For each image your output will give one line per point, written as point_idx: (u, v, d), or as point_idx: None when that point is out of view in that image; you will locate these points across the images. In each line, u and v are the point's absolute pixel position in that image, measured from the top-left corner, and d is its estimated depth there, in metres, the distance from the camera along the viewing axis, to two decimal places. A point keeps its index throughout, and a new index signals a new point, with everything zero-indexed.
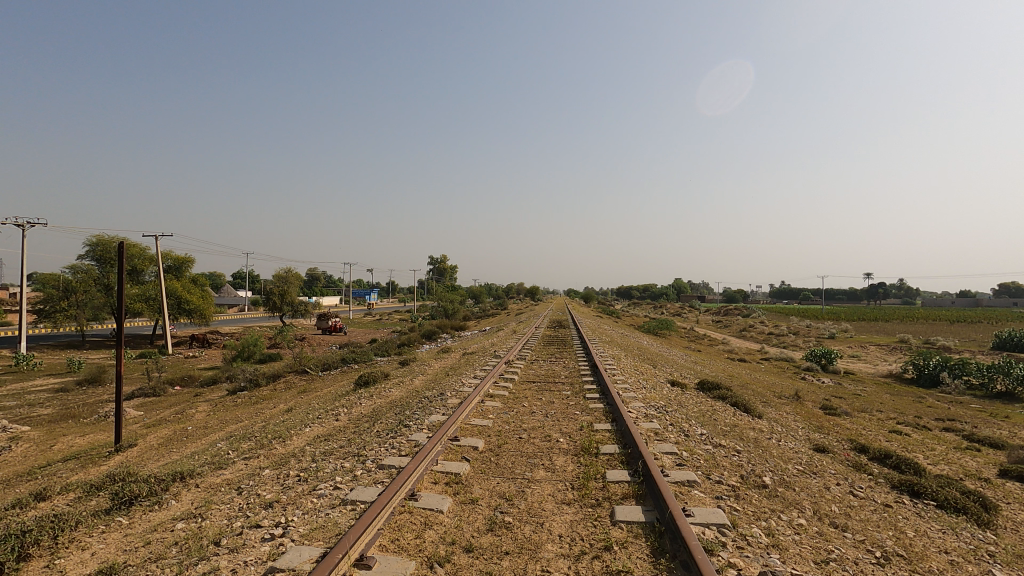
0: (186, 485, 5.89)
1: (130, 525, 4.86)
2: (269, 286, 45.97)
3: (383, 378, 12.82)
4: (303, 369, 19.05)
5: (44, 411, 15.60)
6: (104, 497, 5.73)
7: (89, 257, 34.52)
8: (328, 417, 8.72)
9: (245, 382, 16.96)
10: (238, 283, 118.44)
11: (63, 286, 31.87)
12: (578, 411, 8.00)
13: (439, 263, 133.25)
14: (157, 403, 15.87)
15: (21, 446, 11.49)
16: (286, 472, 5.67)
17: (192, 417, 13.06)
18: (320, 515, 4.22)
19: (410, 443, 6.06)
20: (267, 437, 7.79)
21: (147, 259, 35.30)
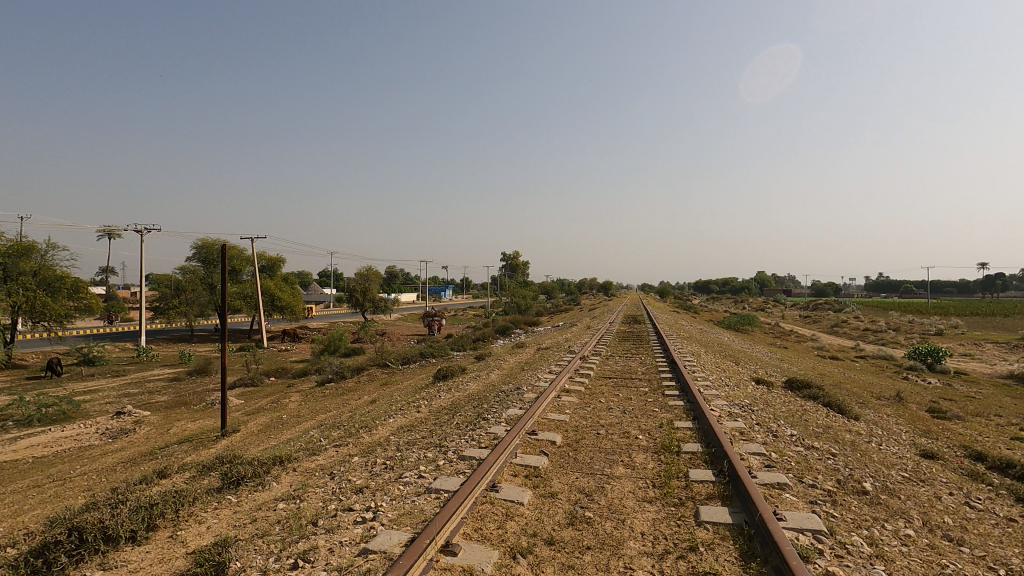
0: (284, 468, 6.34)
1: (238, 503, 5.30)
2: (352, 283, 48.37)
3: (461, 372, 13.17)
4: (384, 363, 19.92)
5: (161, 398, 17.30)
6: (214, 477, 6.30)
7: (194, 259, 37.74)
8: (410, 408, 9.08)
9: (333, 374, 18.03)
10: (323, 281, 125.81)
11: (175, 286, 35.25)
12: (657, 408, 7.80)
13: (509, 260, 135.04)
14: (256, 393, 17.21)
15: (143, 430, 12.85)
16: (373, 460, 5.95)
17: (286, 406, 14.07)
18: (407, 501, 4.40)
19: (489, 436, 6.17)
20: (355, 426, 8.20)
21: (245, 260, 38.20)
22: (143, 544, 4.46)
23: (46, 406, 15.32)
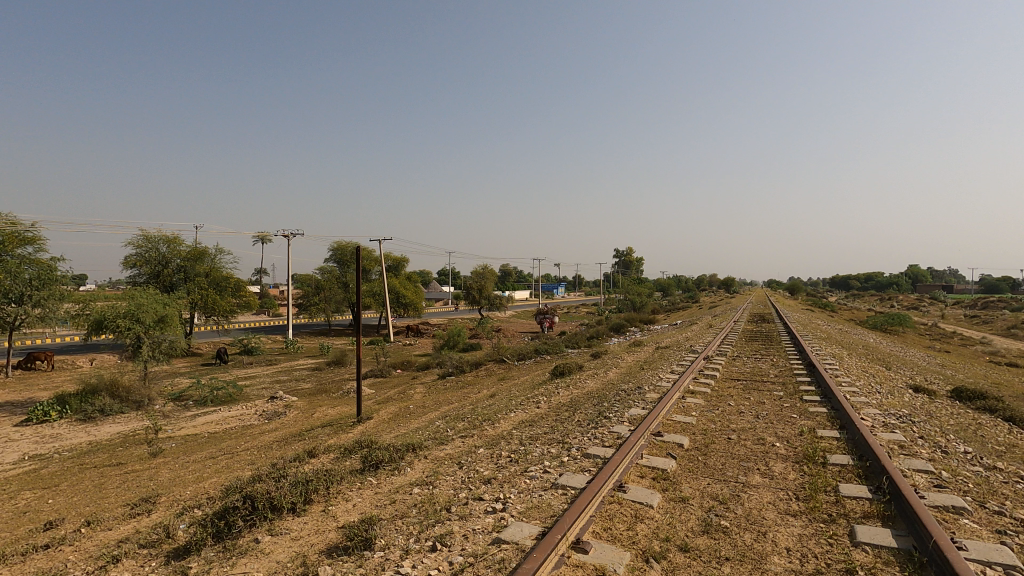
0: (416, 455, 6.75)
1: (379, 484, 5.73)
2: (469, 282, 50.33)
3: (578, 369, 13.14)
4: (501, 358, 20.47)
5: (306, 386, 19.29)
6: (356, 459, 6.88)
7: (331, 260, 41.50)
8: (530, 403, 9.23)
9: (453, 368, 18.90)
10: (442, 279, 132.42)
11: (315, 285, 39.12)
12: (796, 414, 7.16)
13: (623, 257, 132.40)
14: (385, 384, 18.56)
15: (292, 413, 14.40)
16: (498, 452, 6.11)
17: (413, 397, 14.99)
18: (534, 495, 4.47)
19: (612, 435, 6.07)
20: (478, 419, 8.51)
21: (374, 260, 41.32)
22: (301, 515, 5.03)
23: (217, 389, 17.76)
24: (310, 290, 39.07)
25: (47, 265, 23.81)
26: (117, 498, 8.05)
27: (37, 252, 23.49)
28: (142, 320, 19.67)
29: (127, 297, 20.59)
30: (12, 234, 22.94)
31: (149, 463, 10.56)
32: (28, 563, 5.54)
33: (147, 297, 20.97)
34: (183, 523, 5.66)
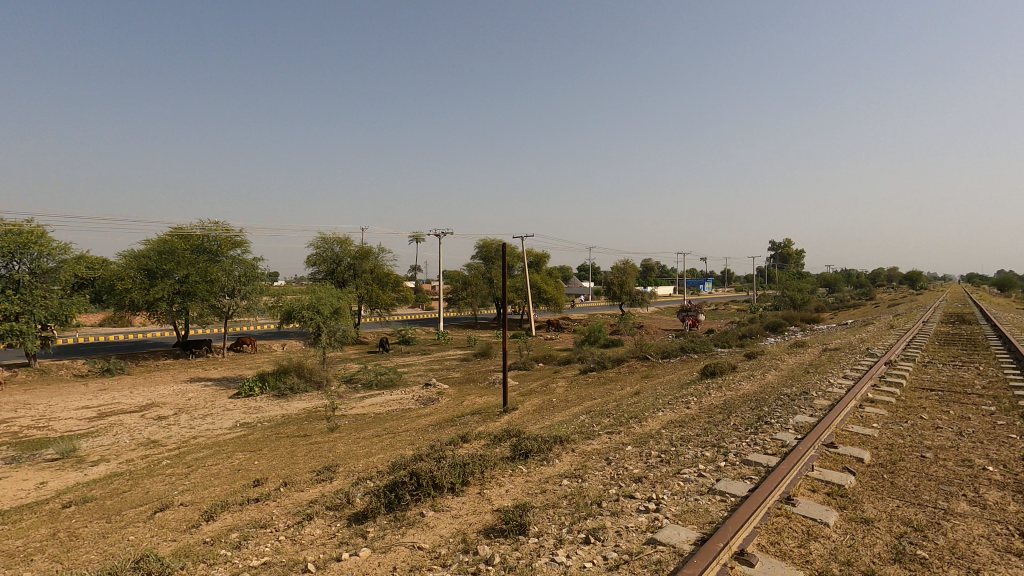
0: (564, 447, 6.88)
1: (529, 473, 6.01)
2: (609, 277, 49.69)
3: (730, 370, 12.30)
4: (644, 356, 19.92)
5: (456, 375, 20.57)
6: (506, 447, 7.24)
7: (477, 257, 43.66)
8: (679, 403, 8.85)
9: (595, 363, 18.82)
10: (582, 275, 132.56)
11: (463, 280, 41.52)
12: (1016, 435, 5.95)
13: (780, 250, 120.98)
14: (528, 376, 19.09)
15: (444, 400, 15.47)
16: (647, 451, 5.96)
17: (555, 390, 15.22)
18: (690, 499, 4.28)
19: (775, 442, 5.58)
20: (624, 416, 8.37)
21: (517, 257, 42.66)
22: (460, 494, 5.67)
23: (381, 374, 19.72)
24: (458, 285, 41.54)
25: (251, 264, 28.28)
26: (306, 465, 9.35)
27: (244, 253, 28.03)
28: (322, 311, 22.50)
29: (310, 291, 23.71)
30: (227, 238, 27.62)
31: (328, 436, 12.08)
32: (245, 511, 6.70)
33: (325, 291, 23.91)
34: (360, 491, 6.42)
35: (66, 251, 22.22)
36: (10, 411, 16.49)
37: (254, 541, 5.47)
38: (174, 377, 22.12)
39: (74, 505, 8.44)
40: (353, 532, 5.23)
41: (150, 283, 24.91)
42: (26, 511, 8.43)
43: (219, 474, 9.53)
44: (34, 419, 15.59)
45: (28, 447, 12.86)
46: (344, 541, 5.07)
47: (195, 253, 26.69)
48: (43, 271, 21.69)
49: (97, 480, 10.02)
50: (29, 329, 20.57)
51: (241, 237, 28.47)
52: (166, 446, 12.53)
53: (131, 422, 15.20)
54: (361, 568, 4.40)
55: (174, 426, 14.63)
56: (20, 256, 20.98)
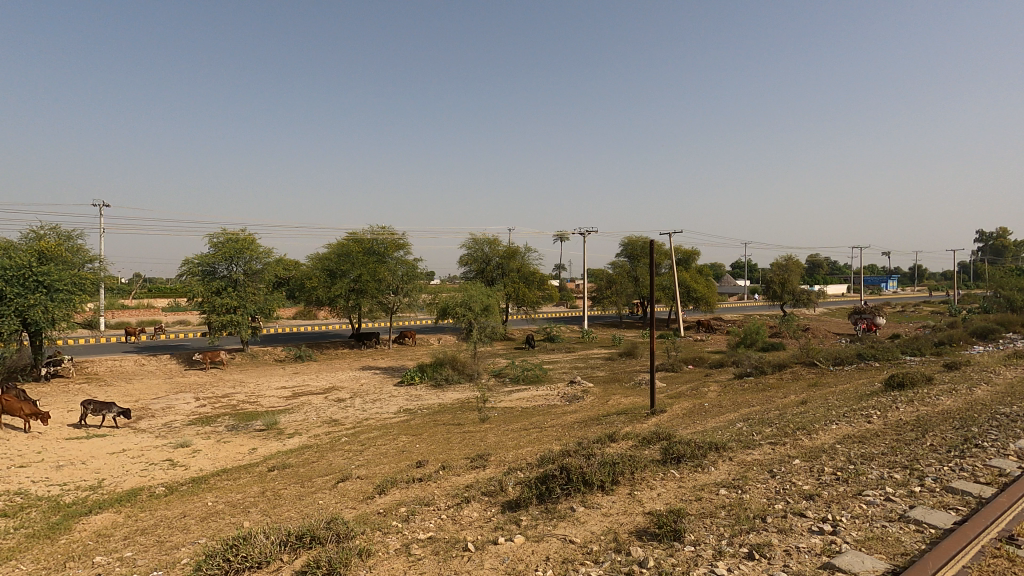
0: (720, 456, 6.54)
1: (681, 479, 5.96)
2: (769, 275, 45.54)
3: (925, 382, 10.56)
4: (811, 362, 17.92)
5: (601, 374, 20.46)
6: (656, 450, 7.13)
7: (622, 254, 42.83)
8: (857, 416, 7.83)
9: (752, 368, 17.42)
10: (737, 272, 123.34)
11: (608, 279, 41.09)
12: None
13: (993, 241, 100.72)
14: (677, 379, 18.30)
15: (589, 398, 15.47)
16: (819, 467, 5.43)
17: (707, 395, 14.38)
18: (877, 525, 3.79)
19: (990, 470, 4.70)
20: (789, 426, 7.63)
21: (664, 254, 41.05)
22: (610, 494, 5.77)
23: (527, 370, 20.33)
24: (602, 284, 41.20)
25: (412, 265, 30.92)
26: (460, 451, 10.01)
27: (406, 254, 30.72)
28: (473, 308, 23.84)
29: (462, 289, 25.24)
30: (392, 241, 30.49)
31: (480, 426, 12.80)
32: (410, 489, 7.38)
33: (476, 289, 25.27)
34: (511, 480, 6.70)
35: (269, 255, 26.30)
36: (231, 388, 20.01)
37: (420, 517, 6.01)
38: (349, 365, 25.05)
39: (277, 469, 10.00)
40: (507, 519, 5.53)
41: (331, 282, 28.48)
42: (243, 471, 10.19)
43: (387, 453, 10.59)
44: (247, 395, 18.75)
45: (244, 418, 15.50)
46: (499, 526, 5.38)
47: (366, 255, 29.90)
48: (253, 272, 25.93)
49: (293, 450, 11.74)
50: (244, 320, 24.77)
51: (403, 240, 31.23)
52: (345, 425, 14.26)
53: (317, 402, 17.56)
54: (517, 554, 4.69)
55: (351, 408, 16.59)
56: (237, 259, 25.37)
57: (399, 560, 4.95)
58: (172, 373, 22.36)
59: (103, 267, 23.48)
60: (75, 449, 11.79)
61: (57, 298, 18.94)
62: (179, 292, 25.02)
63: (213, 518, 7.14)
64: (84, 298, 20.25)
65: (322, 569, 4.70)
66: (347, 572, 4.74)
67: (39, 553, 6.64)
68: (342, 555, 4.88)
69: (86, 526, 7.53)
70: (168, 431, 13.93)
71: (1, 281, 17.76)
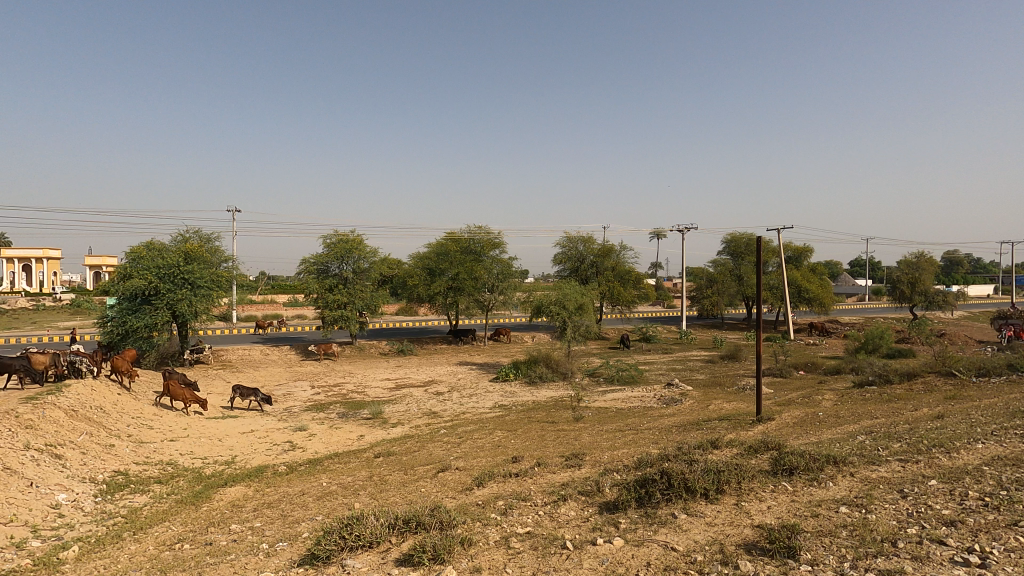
0: (840, 470, 6.04)
1: (795, 493, 5.59)
2: (896, 273, 41.03)
3: None
4: (948, 371, 15.89)
5: (700, 377, 19.57)
6: (764, 461, 6.71)
7: (725, 252, 40.61)
8: (1009, 436, 6.85)
9: (875, 376, 15.82)
10: (857, 270, 112.39)
11: (708, 278, 39.19)
12: None
13: None
14: (786, 385, 17.05)
15: (688, 402, 14.87)
16: (962, 491, 4.94)
17: (821, 404, 13.27)
18: None
19: None
20: (922, 443, 6.85)
21: (772, 251, 38.39)
22: (714, 503, 5.53)
23: (622, 370, 19.95)
24: (702, 283, 39.38)
25: (507, 263, 31.42)
26: (555, 449, 10.05)
27: (501, 253, 31.31)
28: (567, 306, 23.81)
29: (556, 288, 25.27)
30: (488, 241, 31.18)
31: (574, 425, 12.75)
32: (507, 483, 7.52)
33: (570, 288, 25.18)
34: (609, 481, 6.61)
35: (375, 254, 27.96)
36: (342, 378, 21.55)
37: (517, 511, 6.11)
38: (447, 360, 25.99)
39: (383, 456, 10.63)
40: (605, 520, 5.48)
41: (431, 280, 29.72)
42: (353, 455, 10.94)
43: (484, 447, 10.88)
44: (355, 385, 20.09)
45: (353, 406, 16.63)
46: (597, 527, 5.34)
47: (463, 254, 30.86)
48: (361, 270, 27.71)
49: (397, 439, 12.43)
50: (353, 315, 26.56)
51: (499, 239, 31.85)
52: (443, 418, 14.83)
53: (418, 395, 18.41)
54: (617, 556, 4.64)
55: (449, 401, 17.23)
56: (347, 258, 27.27)
57: (499, 551, 5.07)
58: (291, 362, 24.56)
59: (236, 266, 26.31)
60: (213, 428, 13.31)
61: (199, 293, 21.44)
62: (297, 289, 27.37)
63: (328, 498, 7.74)
64: (220, 293, 22.73)
65: (427, 554, 4.95)
66: (450, 560, 4.96)
67: (188, 517, 7.59)
68: (445, 543, 5.11)
69: (223, 496, 8.50)
70: (289, 416, 15.31)
71: (156, 278, 20.52)
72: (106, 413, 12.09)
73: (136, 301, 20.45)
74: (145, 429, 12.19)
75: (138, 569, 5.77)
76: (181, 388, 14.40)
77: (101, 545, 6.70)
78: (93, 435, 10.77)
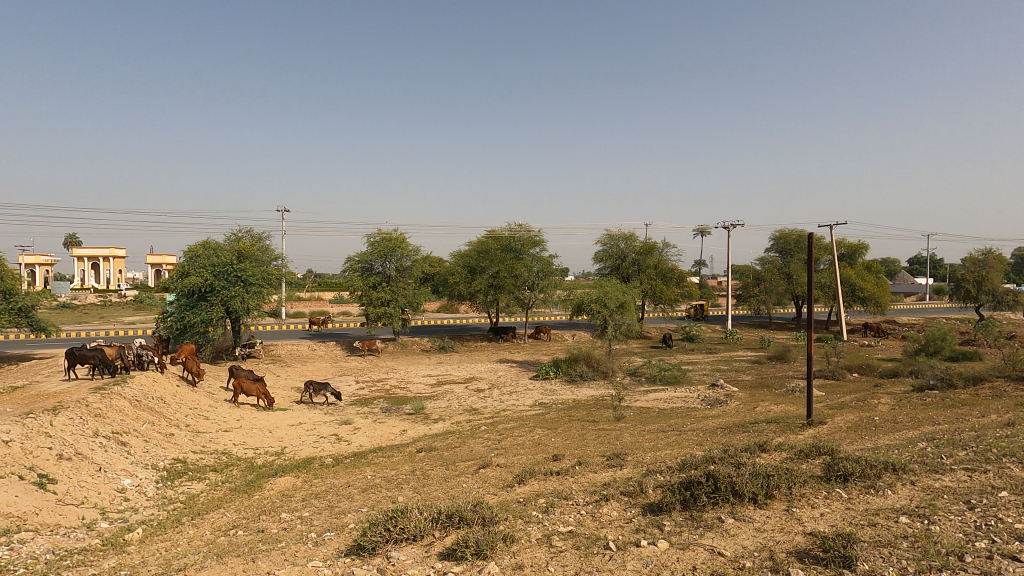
0: (899, 478, 5.74)
1: (850, 500, 5.36)
2: (960, 271, 38.73)
3: None
4: (1019, 376, 14.89)
5: (746, 378, 19.01)
6: (816, 466, 6.46)
7: (773, 250, 39.26)
8: None
9: (936, 380, 14.99)
10: (917, 268, 106.51)
11: (755, 276, 38.02)
12: None
13: None
14: (839, 388, 16.35)
15: (734, 403, 14.47)
16: None
17: (877, 408, 12.66)
18: None
19: None
20: (991, 452, 6.43)
21: (823, 248, 36.88)
22: (763, 508, 5.36)
23: (664, 369, 19.58)
24: (749, 282, 38.22)
25: (547, 261, 31.33)
26: (595, 448, 9.97)
27: (541, 251, 31.25)
28: (608, 305, 23.57)
29: (597, 286, 25.04)
30: (528, 238, 31.17)
31: (615, 425, 12.60)
32: (548, 481, 7.50)
33: (611, 286, 24.89)
34: (652, 482, 6.50)
35: (417, 252, 28.39)
36: (385, 373, 22.02)
37: (559, 509, 6.09)
38: (487, 357, 26.18)
39: (424, 451, 10.79)
40: (649, 522, 5.40)
41: (471, 278, 30.01)
42: (396, 450, 11.17)
43: (524, 445, 10.89)
44: (398, 381, 20.49)
45: (395, 401, 16.96)
46: (640, 529, 5.27)
47: (503, 252, 30.95)
48: (403, 268, 28.21)
49: (438, 435, 12.60)
50: (396, 312, 27.07)
51: (539, 237, 31.77)
52: (483, 415, 14.94)
53: (459, 391, 18.62)
54: (661, 559, 4.56)
55: (489, 398, 17.34)
56: (391, 256, 27.81)
57: (541, 549, 5.07)
58: (337, 358, 25.28)
59: (285, 264, 27.26)
60: (264, 419, 13.84)
61: (251, 290, 22.27)
62: (343, 286, 28.12)
63: (373, 490, 7.92)
64: (270, 290, 23.55)
65: (470, 550, 5.00)
66: (492, 556, 5.00)
67: (241, 505, 7.92)
68: (488, 539, 5.15)
69: (274, 485, 8.82)
70: (335, 409, 15.77)
71: (211, 276, 21.49)
72: (166, 403, 12.75)
73: (193, 298, 21.44)
74: (201, 419, 12.79)
75: (196, 553, 6.06)
76: (249, 382, 15.16)
77: (163, 528, 7.08)
78: (154, 424, 11.37)
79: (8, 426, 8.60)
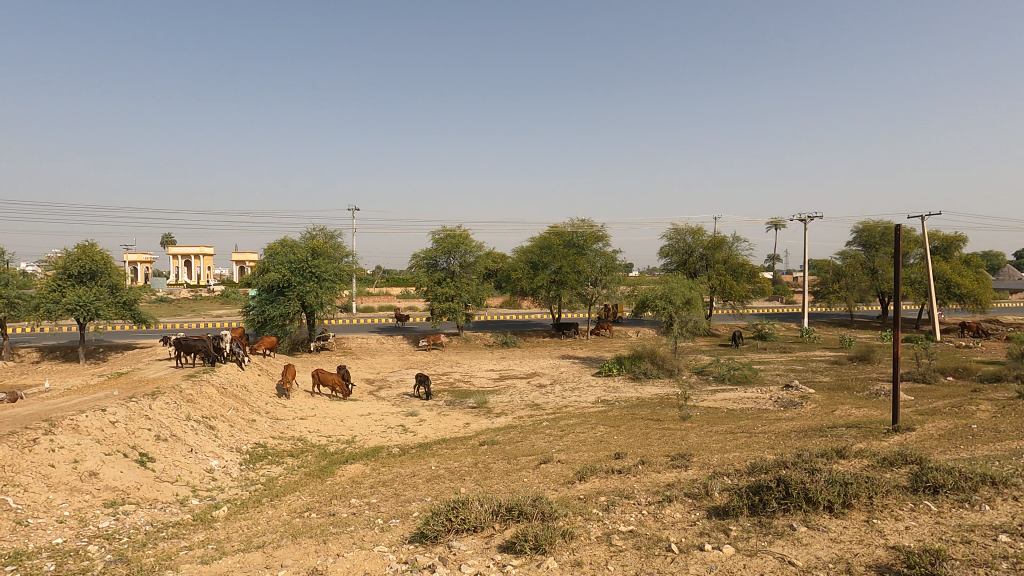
0: (1001, 494, 5.23)
1: (941, 514, 4.95)
2: None
3: None
4: None
5: (825, 379, 17.95)
6: (902, 476, 6.00)
7: (856, 243, 36.80)
8: None
9: None
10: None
11: (835, 271, 35.74)
12: None
13: None
14: (930, 392, 15.10)
15: (810, 405, 13.72)
16: None
17: (976, 415, 11.56)
18: None
19: None
20: None
21: (914, 241, 34.11)
22: (840, 517, 5.06)
23: (734, 369, 18.80)
24: (828, 277, 35.98)
25: (611, 257, 30.96)
26: (660, 448, 9.72)
27: (605, 246, 30.94)
28: (673, 301, 22.88)
29: (663, 282, 24.37)
30: (591, 233, 31.00)
31: (681, 424, 12.27)
32: (609, 479, 7.40)
33: (677, 281, 24.15)
34: (718, 485, 6.29)
35: (481, 248, 28.74)
36: (449, 368, 22.46)
37: (620, 508, 6.00)
38: (549, 353, 26.12)
39: (486, 444, 10.95)
40: (714, 526, 5.22)
41: (534, 273, 30.10)
42: (460, 442, 11.41)
43: (585, 442, 10.80)
44: (462, 375, 20.89)
45: (459, 395, 17.30)
46: (705, 532, 5.11)
47: (566, 248, 30.88)
48: (467, 264, 28.69)
49: (500, 429, 12.71)
50: (460, 307, 27.57)
51: (603, 232, 31.40)
52: (546, 410, 14.95)
53: (521, 387, 18.71)
54: (726, 565, 4.40)
55: (551, 394, 17.33)
56: (455, 252, 28.40)
57: (600, 548, 5.02)
58: (404, 351, 26.09)
59: (356, 262, 28.41)
60: (337, 409, 14.51)
61: (324, 285, 23.40)
62: (409, 282, 29.00)
63: (436, 481, 8.15)
64: (342, 285, 24.63)
65: (529, 544, 5.04)
66: (552, 551, 5.01)
67: (315, 489, 8.37)
68: (547, 534, 5.16)
69: (344, 472, 9.25)
70: (402, 401, 16.29)
71: (289, 271, 22.76)
72: (249, 391, 13.66)
73: (273, 293, 22.82)
74: (280, 407, 13.59)
75: (273, 532, 6.47)
76: (330, 373, 15.87)
77: (245, 507, 7.60)
78: (238, 410, 12.22)
79: (115, 408, 9.53)
